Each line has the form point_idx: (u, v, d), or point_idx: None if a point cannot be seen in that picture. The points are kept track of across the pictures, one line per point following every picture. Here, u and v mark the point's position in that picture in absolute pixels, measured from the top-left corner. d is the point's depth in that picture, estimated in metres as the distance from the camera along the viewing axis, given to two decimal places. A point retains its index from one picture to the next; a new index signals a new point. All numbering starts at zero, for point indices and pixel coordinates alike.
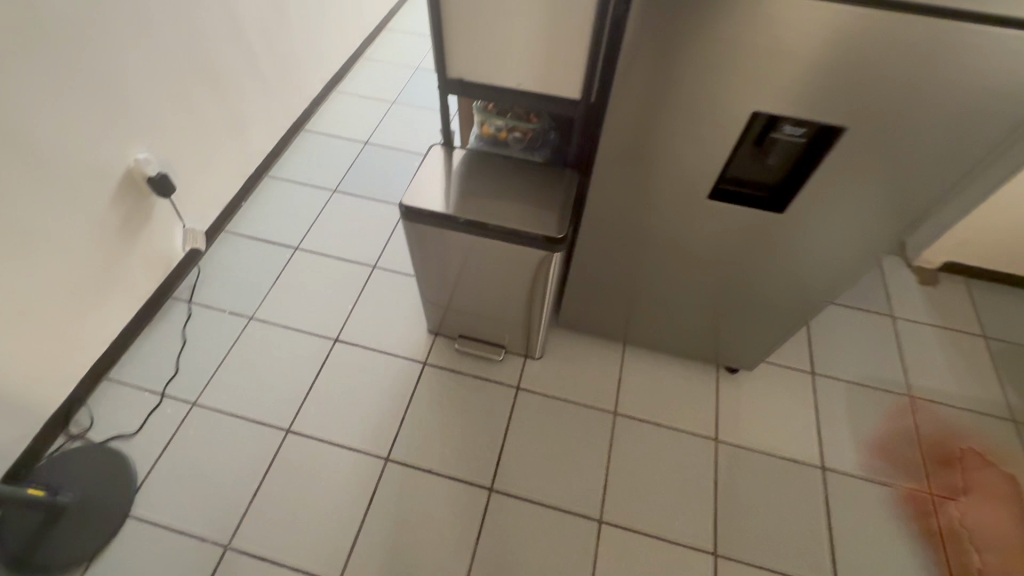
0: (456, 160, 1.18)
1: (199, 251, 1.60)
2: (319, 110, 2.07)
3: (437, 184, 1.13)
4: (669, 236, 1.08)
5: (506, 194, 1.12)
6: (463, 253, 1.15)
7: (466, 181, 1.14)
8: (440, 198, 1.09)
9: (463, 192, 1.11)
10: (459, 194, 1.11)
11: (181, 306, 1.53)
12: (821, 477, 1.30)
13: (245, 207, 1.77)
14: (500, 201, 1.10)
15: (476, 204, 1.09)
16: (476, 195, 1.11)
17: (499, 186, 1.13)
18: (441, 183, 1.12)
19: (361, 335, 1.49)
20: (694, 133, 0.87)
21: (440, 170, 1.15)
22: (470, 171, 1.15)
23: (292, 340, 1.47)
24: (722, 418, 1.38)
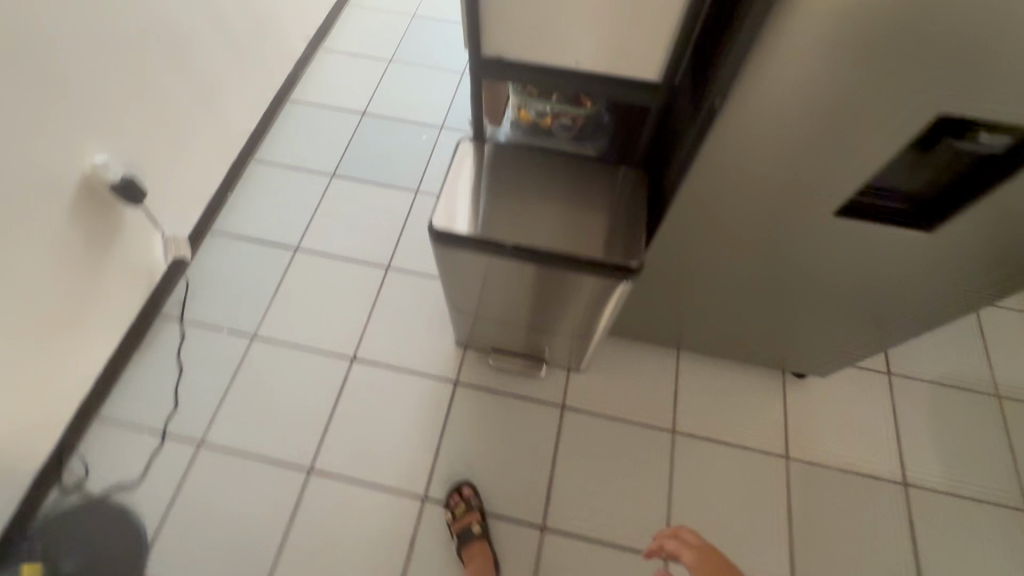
0: (487, 161, 0.94)
1: (185, 261, 1.39)
2: (305, 74, 1.77)
3: (467, 195, 0.89)
4: (763, 247, 0.89)
5: (556, 206, 0.90)
6: (507, 280, 0.94)
7: (503, 189, 0.91)
8: (475, 215, 0.86)
9: (503, 206, 0.89)
10: (497, 209, 0.88)
11: (173, 326, 1.34)
12: (904, 495, 1.18)
13: (232, 200, 1.53)
14: (550, 217, 0.88)
15: (521, 222, 0.87)
16: (520, 209, 0.89)
17: (545, 197, 0.90)
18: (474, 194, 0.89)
19: (381, 351, 1.32)
20: (827, 140, 0.69)
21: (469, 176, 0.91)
22: (506, 177, 0.93)
23: (304, 362, 1.30)
24: (789, 431, 1.25)
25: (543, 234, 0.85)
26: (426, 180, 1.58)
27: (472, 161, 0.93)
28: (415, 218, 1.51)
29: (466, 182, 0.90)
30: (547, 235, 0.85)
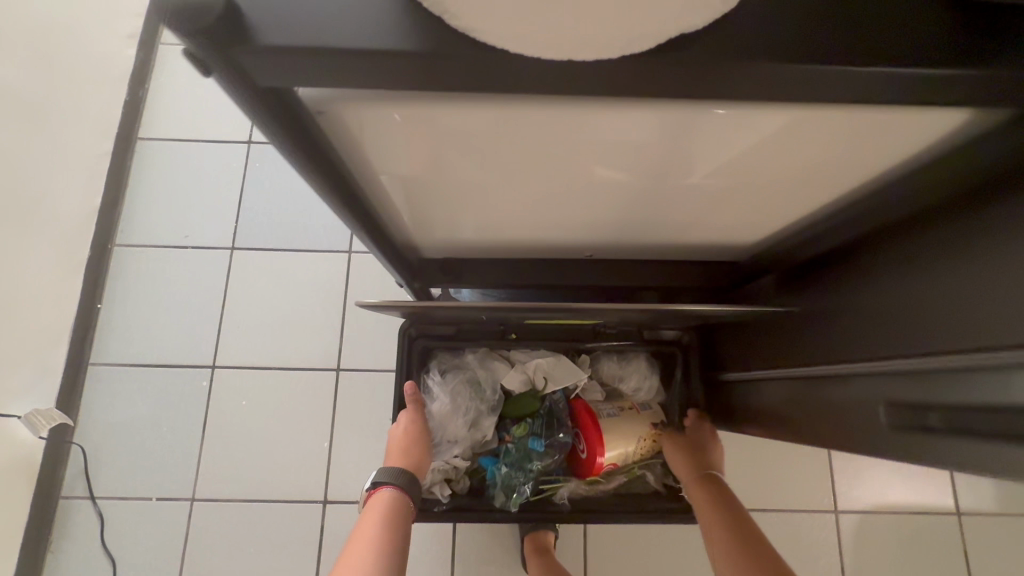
0: (447, 363, 0.82)
1: (68, 421, 1.06)
2: (147, 92, 1.25)
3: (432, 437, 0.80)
4: None
5: (543, 399, 0.81)
6: None
7: (478, 412, 0.80)
8: (453, 469, 0.78)
9: (485, 438, 0.80)
10: (478, 441, 0.80)
11: (83, 507, 1.05)
12: (959, 529, 1.10)
13: (105, 314, 1.14)
14: (545, 422, 0.80)
15: (516, 441, 0.79)
16: (507, 438, 0.80)
17: (531, 392, 0.81)
18: (444, 432, 0.79)
19: (356, 486, 1.08)
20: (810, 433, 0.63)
21: (432, 411, 0.79)
22: (474, 385, 0.80)
23: (265, 517, 1.06)
24: (837, 481, 1.12)
25: (550, 456, 0.79)
26: None
27: (434, 386, 0.79)
28: (357, 292, 1.17)
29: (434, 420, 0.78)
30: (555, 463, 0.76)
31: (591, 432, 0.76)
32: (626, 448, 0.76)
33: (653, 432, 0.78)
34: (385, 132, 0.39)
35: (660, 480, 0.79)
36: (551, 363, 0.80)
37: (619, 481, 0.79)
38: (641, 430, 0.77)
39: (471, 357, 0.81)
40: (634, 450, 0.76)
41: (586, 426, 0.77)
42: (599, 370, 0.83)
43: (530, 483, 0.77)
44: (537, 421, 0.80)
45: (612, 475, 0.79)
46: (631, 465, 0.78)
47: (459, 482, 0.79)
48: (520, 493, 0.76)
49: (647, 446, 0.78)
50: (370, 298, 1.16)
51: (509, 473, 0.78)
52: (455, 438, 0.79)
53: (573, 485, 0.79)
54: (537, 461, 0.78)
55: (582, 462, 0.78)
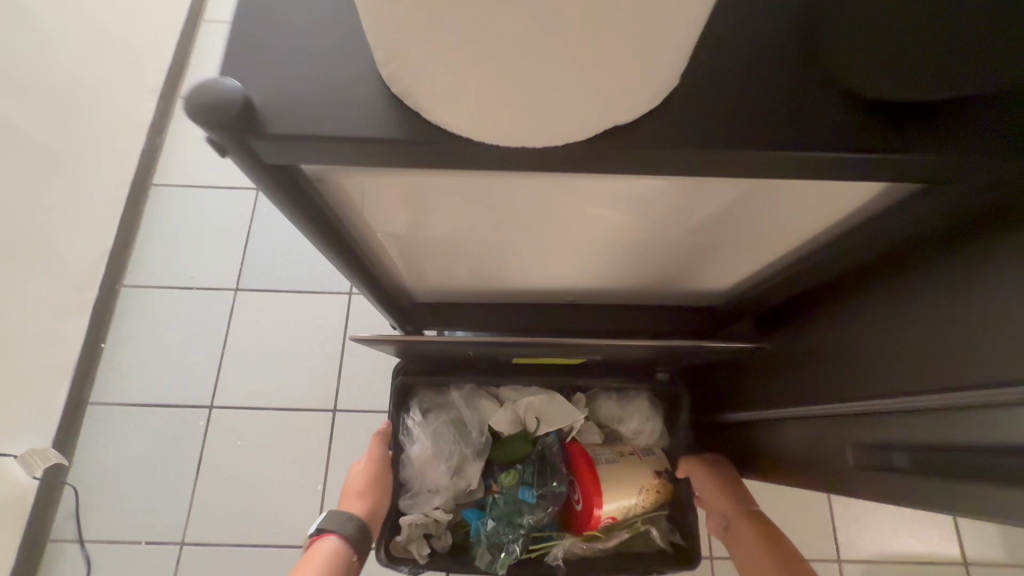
0: (431, 403, 0.81)
1: (63, 461, 1.06)
2: (163, 142, 1.32)
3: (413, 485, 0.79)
4: None
5: (535, 443, 0.80)
6: None
7: (463, 458, 0.79)
8: (433, 522, 0.77)
9: (469, 487, 0.78)
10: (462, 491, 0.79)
11: (71, 551, 1.03)
12: None
13: (109, 352, 1.16)
14: (536, 468, 0.78)
15: (506, 491, 0.77)
16: (495, 487, 0.78)
17: (523, 437, 0.80)
18: (426, 480, 0.78)
19: None
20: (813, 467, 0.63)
21: (413, 454, 0.78)
22: (460, 427, 0.80)
23: (255, 562, 1.04)
24: (839, 529, 1.09)
25: (544, 508, 0.76)
26: None
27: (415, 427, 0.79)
28: (355, 333, 1.19)
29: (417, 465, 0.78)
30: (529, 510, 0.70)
31: (590, 481, 0.73)
32: (628, 502, 0.73)
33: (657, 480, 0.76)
34: (370, 192, 0.42)
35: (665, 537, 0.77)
36: (544, 404, 0.79)
37: (619, 538, 0.75)
38: (645, 479, 0.74)
39: (456, 397, 0.81)
40: (637, 501, 0.73)
41: (581, 476, 0.74)
42: (598, 411, 0.82)
43: (521, 541, 0.75)
44: (528, 469, 0.78)
45: (612, 530, 0.75)
46: (634, 520, 0.75)
47: (440, 539, 0.78)
48: (510, 552, 0.74)
49: (652, 498, 0.75)
50: (368, 337, 1.18)
51: (497, 527, 0.75)
52: (438, 487, 0.78)
53: (569, 543, 0.75)
54: (528, 515, 0.75)
55: (579, 514, 0.75)
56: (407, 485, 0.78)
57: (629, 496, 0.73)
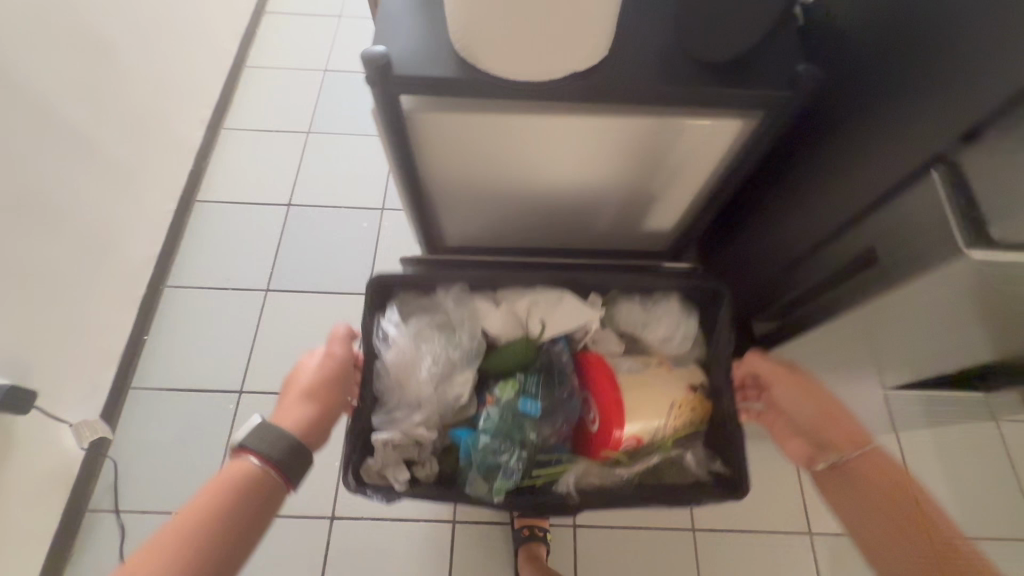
0: (414, 300, 0.92)
1: (107, 437, 1.17)
2: (208, 164, 1.52)
3: (391, 398, 0.85)
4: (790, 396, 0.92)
5: (540, 352, 0.88)
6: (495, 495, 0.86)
7: (449, 363, 0.86)
8: (410, 446, 0.83)
9: (457, 402, 0.85)
10: (442, 401, 0.85)
11: (107, 519, 1.13)
12: None
13: (151, 342, 1.29)
14: (537, 378, 0.84)
15: (502, 404, 0.81)
16: (491, 400, 0.83)
17: (524, 352, 0.87)
18: (407, 392, 0.84)
19: (361, 502, 1.16)
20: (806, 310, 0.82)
21: (390, 360, 0.85)
22: (441, 334, 0.88)
23: (275, 531, 1.13)
24: (811, 504, 1.20)
25: (550, 424, 0.81)
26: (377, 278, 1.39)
27: (393, 331, 0.87)
28: None
29: (393, 371, 0.85)
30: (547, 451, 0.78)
31: (613, 403, 0.80)
32: (650, 423, 0.80)
33: (691, 398, 0.84)
34: (440, 128, 0.73)
35: (705, 467, 0.85)
36: (554, 305, 0.89)
37: (642, 464, 0.83)
38: (677, 395, 0.83)
39: (445, 304, 0.91)
40: (665, 421, 0.81)
41: (599, 390, 0.82)
42: (617, 316, 0.94)
43: (519, 458, 0.78)
44: (529, 379, 0.84)
45: (635, 458, 0.84)
46: (665, 442, 0.83)
47: (423, 468, 0.84)
48: (506, 476, 0.77)
49: (681, 421, 0.83)
50: None
51: (493, 442, 0.79)
52: (419, 398, 0.84)
53: (581, 470, 0.83)
54: (527, 430, 0.79)
55: (596, 434, 0.82)
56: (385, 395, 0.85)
57: (650, 419, 0.81)
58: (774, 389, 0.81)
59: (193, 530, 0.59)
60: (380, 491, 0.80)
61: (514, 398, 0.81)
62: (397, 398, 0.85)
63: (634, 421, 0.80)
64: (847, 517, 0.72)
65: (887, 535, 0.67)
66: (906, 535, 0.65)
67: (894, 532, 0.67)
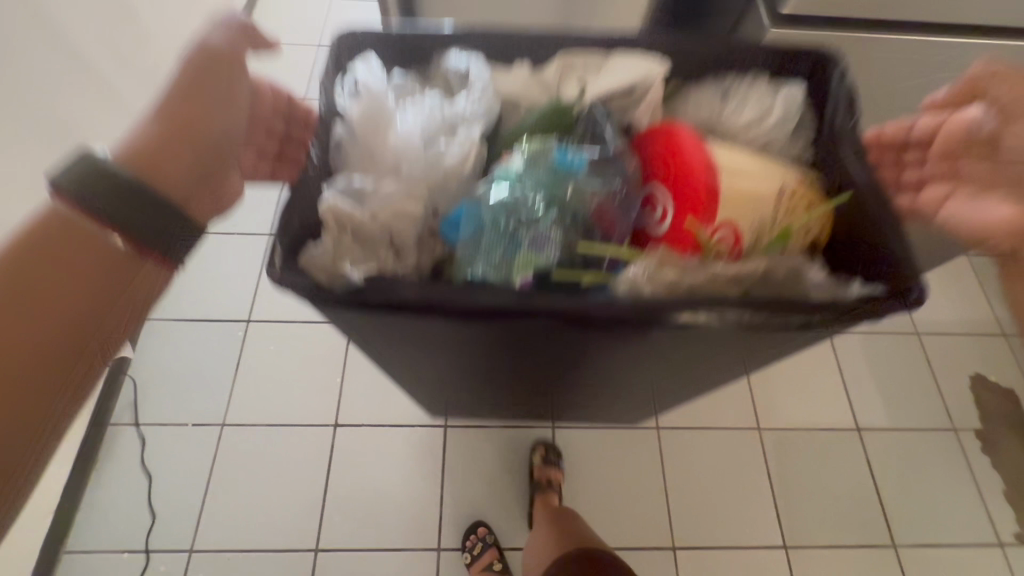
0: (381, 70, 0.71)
1: (126, 358, 1.28)
2: None
3: (350, 160, 0.65)
4: None
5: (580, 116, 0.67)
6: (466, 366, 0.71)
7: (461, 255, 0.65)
8: (428, 240, 0.62)
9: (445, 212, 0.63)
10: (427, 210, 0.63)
11: (128, 431, 1.23)
12: (862, 442, 1.34)
13: None
14: (574, 142, 0.64)
15: (535, 155, 0.62)
16: (513, 155, 0.63)
17: (560, 108, 0.66)
18: (380, 155, 0.64)
19: (363, 412, 1.28)
20: None
21: (353, 118, 0.66)
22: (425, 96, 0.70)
23: (283, 438, 1.25)
24: (761, 406, 1.37)
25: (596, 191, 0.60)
26: None
27: (362, 83, 0.68)
28: None
29: (360, 146, 0.65)
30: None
31: (672, 154, 0.63)
32: (764, 197, 0.61)
33: (801, 189, 0.63)
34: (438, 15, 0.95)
35: (826, 277, 0.58)
36: (596, 70, 0.71)
37: (721, 251, 0.59)
38: (792, 180, 0.63)
39: (435, 71, 0.73)
40: (774, 201, 0.61)
41: (684, 187, 0.60)
42: (683, 108, 0.73)
43: (559, 220, 0.58)
44: (565, 143, 0.64)
45: (749, 255, 0.59)
46: (771, 225, 0.61)
47: (409, 257, 0.60)
48: (540, 245, 0.57)
49: (795, 213, 0.62)
50: None
51: (523, 199, 0.59)
52: (400, 161, 0.64)
53: (658, 259, 0.56)
54: (573, 181, 0.60)
55: (665, 231, 0.60)
56: (341, 158, 0.65)
57: (751, 187, 0.61)
58: (964, 161, 0.65)
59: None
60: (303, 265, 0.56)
61: (546, 151, 0.62)
62: (363, 167, 0.64)
63: (737, 212, 0.60)
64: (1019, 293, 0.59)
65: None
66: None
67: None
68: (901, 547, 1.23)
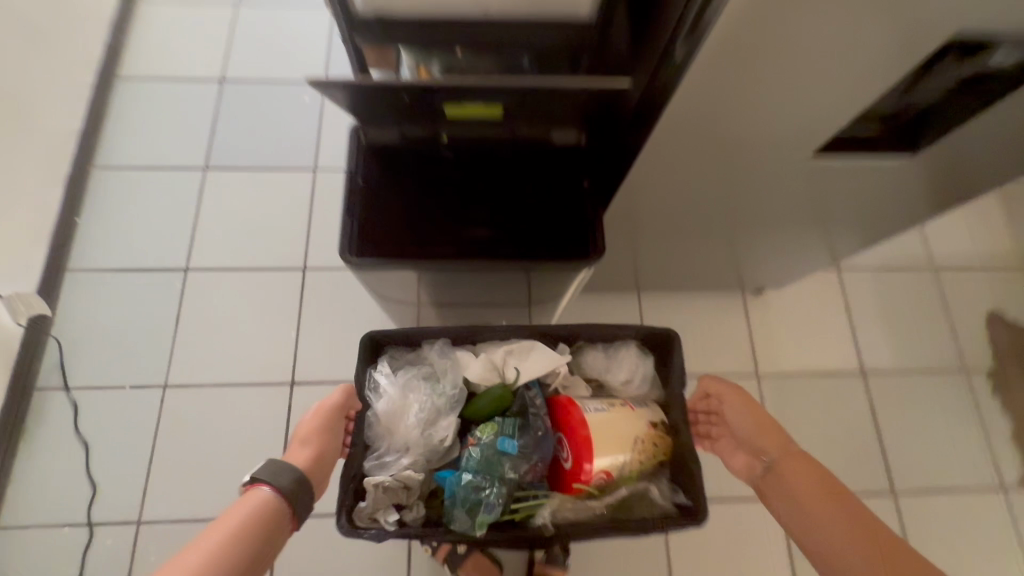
0: (404, 364, 0.86)
1: (45, 315, 1.12)
2: (126, 40, 1.39)
3: (382, 445, 0.80)
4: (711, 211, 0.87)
5: (517, 396, 0.83)
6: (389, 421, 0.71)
7: (433, 409, 0.81)
8: (401, 489, 0.76)
9: (441, 441, 0.80)
10: (431, 449, 0.80)
11: (57, 397, 1.10)
12: (867, 385, 1.24)
13: (84, 225, 1.22)
14: (515, 423, 0.80)
15: (485, 445, 0.78)
16: (473, 442, 0.79)
17: (501, 397, 0.82)
18: (396, 435, 0.80)
19: (321, 369, 1.16)
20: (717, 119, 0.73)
21: (381, 409, 0.80)
22: (428, 382, 0.82)
23: (234, 398, 1.13)
24: (759, 350, 1.26)
25: (526, 460, 0.78)
26: (323, 152, 1.32)
27: (385, 386, 0.81)
28: (322, 203, 1.28)
29: (386, 426, 0.80)
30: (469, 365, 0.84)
31: (575, 420, 0.79)
32: (621, 458, 0.77)
33: (652, 431, 0.81)
34: None
35: (666, 496, 0.80)
36: (527, 353, 0.84)
37: (617, 495, 0.79)
38: (640, 430, 0.79)
39: (427, 352, 0.85)
40: (628, 455, 0.77)
41: (576, 445, 0.78)
42: (584, 362, 0.88)
43: (501, 494, 0.76)
44: (509, 423, 0.80)
45: (607, 487, 0.79)
46: (629, 475, 0.79)
47: (411, 510, 0.77)
48: (488, 509, 0.74)
49: (648, 450, 0.80)
50: (335, 203, 1.28)
51: (477, 480, 0.76)
52: (408, 441, 0.79)
53: (557, 504, 0.79)
54: (510, 461, 0.77)
55: (567, 471, 0.80)
56: (374, 445, 0.81)
57: (621, 451, 0.78)
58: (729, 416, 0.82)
59: (241, 551, 0.65)
60: (365, 533, 0.72)
61: (495, 439, 0.79)
62: (384, 446, 0.80)
63: (603, 457, 0.77)
64: (783, 509, 0.73)
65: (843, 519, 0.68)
66: (838, 494, 0.70)
67: (821, 492, 0.71)
68: (902, 494, 1.16)
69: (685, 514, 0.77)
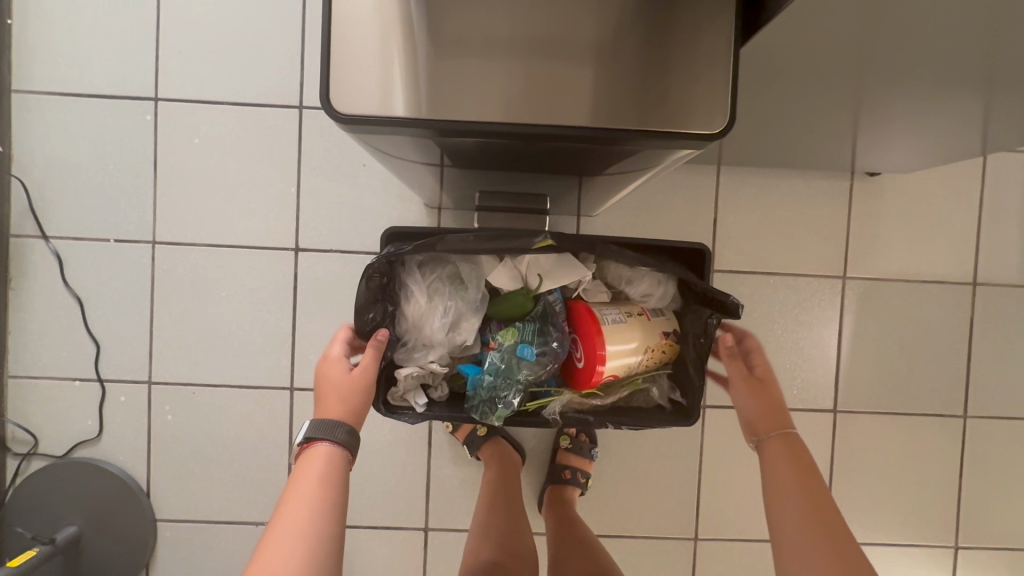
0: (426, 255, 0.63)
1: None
2: None
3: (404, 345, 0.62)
4: (872, 62, 0.62)
5: (537, 300, 0.62)
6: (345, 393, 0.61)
7: (458, 310, 0.60)
8: (431, 374, 0.62)
9: (465, 342, 0.61)
10: (456, 345, 0.62)
11: (37, 247, 0.98)
12: (971, 299, 1.04)
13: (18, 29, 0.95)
14: (538, 327, 0.61)
15: (502, 348, 0.60)
16: (492, 344, 0.61)
17: (521, 295, 0.61)
18: (420, 336, 0.61)
19: (328, 234, 0.99)
20: None
21: (406, 312, 0.60)
22: (454, 282, 0.61)
23: (232, 261, 0.99)
24: (852, 246, 1.03)
25: (542, 367, 0.60)
26: None
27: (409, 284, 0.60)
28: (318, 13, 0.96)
29: (410, 329, 0.61)
30: (491, 270, 0.61)
31: (591, 333, 0.59)
32: (632, 359, 0.60)
33: (663, 341, 0.62)
34: None
35: (664, 396, 0.64)
36: (550, 259, 0.60)
37: (619, 395, 0.63)
38: (651, 338, 0.61)
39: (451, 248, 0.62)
40: (640, 360, 0.60)
41: (587, 344, 0.59)
42: (605, 270, 0.65)
43: (521, 393, 0.59)
44: (529, 327, 0.61)
45: (611, 387, 0.63)
46: (634, 376, 0.62)
47: (437, 389, 0.63)
48: (508, 405, 0.58)
49: (654, 361, 0.62)
50: None
51: (496, 382, 0.59)
52: (432, 344, 0.61)
53: (569, 399, 0.61)
54: (527, 368, 0.60)
55: (578, 372, 0.61)
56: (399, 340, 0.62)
57: (631, 346, 0.59)
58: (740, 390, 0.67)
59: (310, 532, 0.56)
60: (401, 417, 0.60)
61: (514, 344, 0.60)
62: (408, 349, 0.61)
63: (618, 358, 0.58)
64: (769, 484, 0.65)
65: (806, 517, 0.62)
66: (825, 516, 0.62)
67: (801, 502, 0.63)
68: (969, 418, 1.05)
69: (676, 413, 0.63)
